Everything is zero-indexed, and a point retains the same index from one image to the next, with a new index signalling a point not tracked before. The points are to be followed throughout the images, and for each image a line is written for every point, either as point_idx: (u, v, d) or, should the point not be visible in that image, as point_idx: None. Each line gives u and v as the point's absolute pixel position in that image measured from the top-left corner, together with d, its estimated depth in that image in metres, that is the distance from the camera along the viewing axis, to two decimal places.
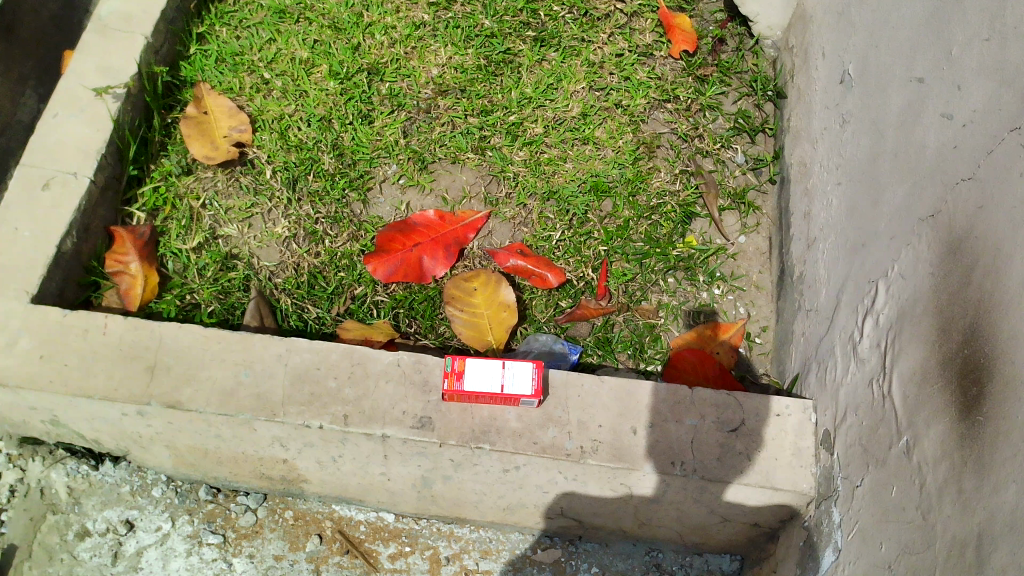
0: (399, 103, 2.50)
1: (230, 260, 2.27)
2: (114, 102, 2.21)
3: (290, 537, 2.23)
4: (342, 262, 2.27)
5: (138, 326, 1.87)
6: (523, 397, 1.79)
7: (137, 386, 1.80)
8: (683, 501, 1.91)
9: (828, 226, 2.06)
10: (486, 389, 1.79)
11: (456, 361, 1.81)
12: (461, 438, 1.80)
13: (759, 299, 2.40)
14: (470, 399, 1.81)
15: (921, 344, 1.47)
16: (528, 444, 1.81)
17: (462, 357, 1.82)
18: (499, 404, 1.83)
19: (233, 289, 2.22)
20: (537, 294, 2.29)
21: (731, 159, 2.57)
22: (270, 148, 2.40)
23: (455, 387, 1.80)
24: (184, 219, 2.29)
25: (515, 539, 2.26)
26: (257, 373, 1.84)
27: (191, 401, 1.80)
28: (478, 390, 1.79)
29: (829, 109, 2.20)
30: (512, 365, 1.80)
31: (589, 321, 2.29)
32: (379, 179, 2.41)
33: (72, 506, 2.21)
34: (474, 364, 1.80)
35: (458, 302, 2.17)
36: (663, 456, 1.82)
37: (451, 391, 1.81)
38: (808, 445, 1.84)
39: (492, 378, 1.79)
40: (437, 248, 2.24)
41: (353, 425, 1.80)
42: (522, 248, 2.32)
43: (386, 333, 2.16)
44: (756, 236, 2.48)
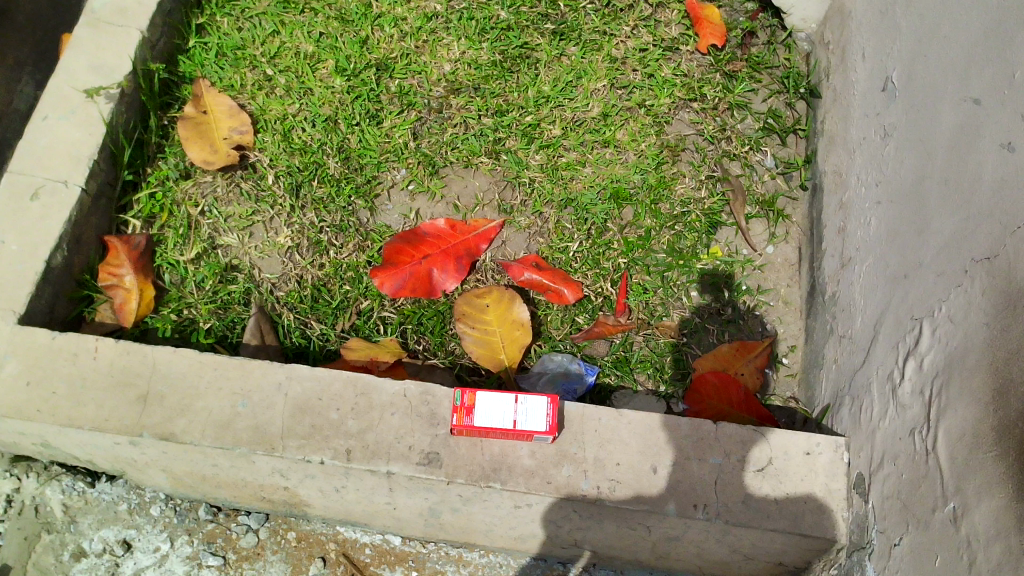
0: (409, 102, 2.34)
1: (230, 272, 2.11)
2: (106, 103, 2.05)
3: (292, 559, 2.18)
4: (347, 275, 2.13)
5: (130, 350, 1.77)
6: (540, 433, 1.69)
7: (130, 415, 1.71)
8: (705, 541, 1.82)
9: (865, 247, 1.93)
10: (500, 422, 1.69)
11: (468, 394, 1.71)
12: (470, 477, 1.71)
13: (787, 315, 2.28)
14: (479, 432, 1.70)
15: (970, 403, 1.35)
16: (541, 483, 1.71)
17: (472, 391, 1.73)
18: (511, 440, 1.73)
19: (233, 304, 2.07)
20: (553, 309, 2.17)
21: (760, 162, 2.45)
22: (272, 151, 2.24)
23: (463, 423, 1.70)
24: (181, 227, 2.13)
25: (525, 564, 2.21)
26: (254, 403, 1.74)
27: (186, 433, 1.70)
28: (488, 427, 1.69)
29: (869, 118, 2.04)
30: (531, 398, 1.70)
31: (607, 339, 2.18)
32: (387, 185, 2.26)
33: (67, 525, 2.14)
34: (489, 398, 1.70)
35: (469, 319, 2.07)
36: (685, 498, 1.72)
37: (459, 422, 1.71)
38: (839, 488, 1.74)
39: (506, 410, 1.69)
40: (447, 261, 2.12)
41: (356, 461, 1.70)
42: (537, 260, 2.20)
43: (393, 353, 2.05)
44: (785, 246, 2.36)
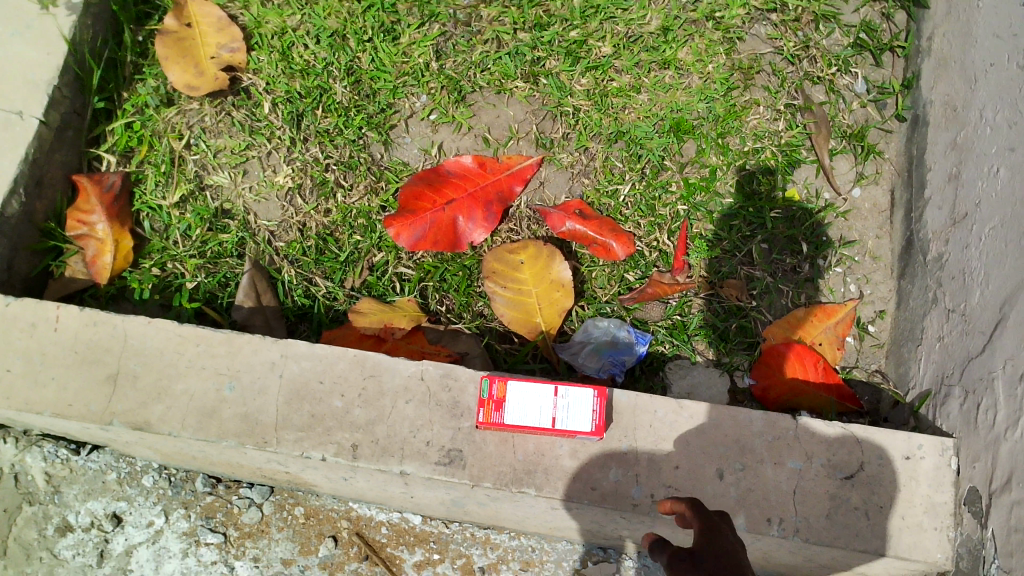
0: (431, 13, 1.96)
1: (220, 218, 1.81)
2: (68, 16, 1.72)
3: (300, 538, 1.94)
4: (357, 222, 1.82)
5: (96, 321, 1.49)
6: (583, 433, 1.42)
7: (97, 400, 1.44)
8: (776, 552, 1.54)
9: (988, 202, 1.56)
10: (535, 419, 1.42)
11: (498, 384, 1.43)
12: (499, 480, 1.42)
13: (875, 274, 1.93)
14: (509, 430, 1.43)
15: None
16: (583, 490, 1.42)
17: (502, 379, 1.45)
18: (548, 437, 1.44)
19: (224, 255, 1.77)
20: (598, 265, 1.85)
21: (849, 87, 2.05)
22: (269, 73, 1.89)
23: (491, 419, 1.42)
24: (163, 164, 1.82)
25: (562, 548, 1.93)
26: (244, 387, 1.46)
27: (163, 422, 1.43)
28: (522, 424, 1.42)
29: (999, 37, 1.63)
30: (574, 390, 1.43)
31: (662, 301, 1.84)
32: (404, 114, 1.91)
33: (51, 496, 1.93)
34: (523, 389, 1.43)
35: (501, 278, 1.75)
36: (757, 510, 1.44)
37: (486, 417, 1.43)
38: (945, 501, 1.44)
39: (543, 404, 1.42)
40: (475, 206, 1.78)
41: (364, 459, 1.43)
42: (580, 207, 1.86)
43: (411, 319, 1.74)
44: (875, 190, 1.99)
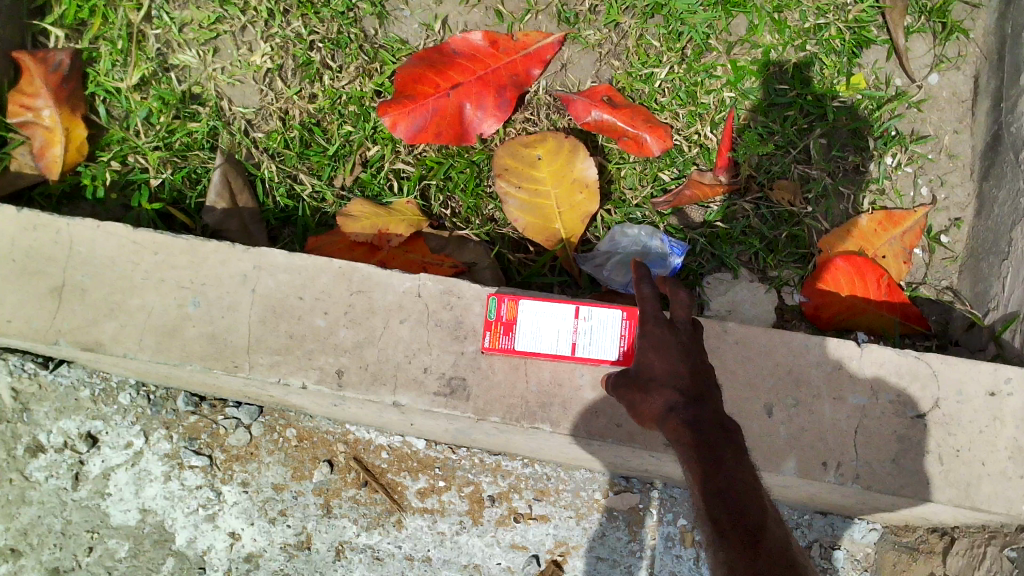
0: None
1: (190, 104, 1.55)
2: None
3: (293, 462, 1.73)
4: (348, 110, 1.56)
5: (37, 224, 1.26)
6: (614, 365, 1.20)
7: (40, 315, 1.23)
8: (828, 496, 1.33)
9: None
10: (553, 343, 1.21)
11: (509, 303, 1.22)
12: (508, 414, 1.21)
13: (952, 175, 1.66)
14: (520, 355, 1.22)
15: None
16: (608, 427, 1.21)
17: (513, 298, 1.23)
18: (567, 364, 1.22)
19: (195, 148, 1.53)
20: (629, 162, 1.60)
21: None
22: None
23: (499, 345, 1.21)
24: (119, 39, 1.55)
25: (580, 477, 1.71)
26: (210, 303, 1.24)
27: (117, 342, 1.23)
28: (534, 350, 1.21)
29: None
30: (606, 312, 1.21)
31: (701, 205, 1.59)
32: None
33: (20, 415, 1.73)
34: (540, 307, 1.21)
35: (513, 176, 1.49)
36: (811, 452, 1.22)
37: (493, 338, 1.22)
38: None
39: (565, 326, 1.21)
40: (485, 91, 1.51)
41: (351, 388, 1.21)
42: (608, 93, 1.59)
43: (411, 225, 1.50)
44: (956, 76, 1.70)
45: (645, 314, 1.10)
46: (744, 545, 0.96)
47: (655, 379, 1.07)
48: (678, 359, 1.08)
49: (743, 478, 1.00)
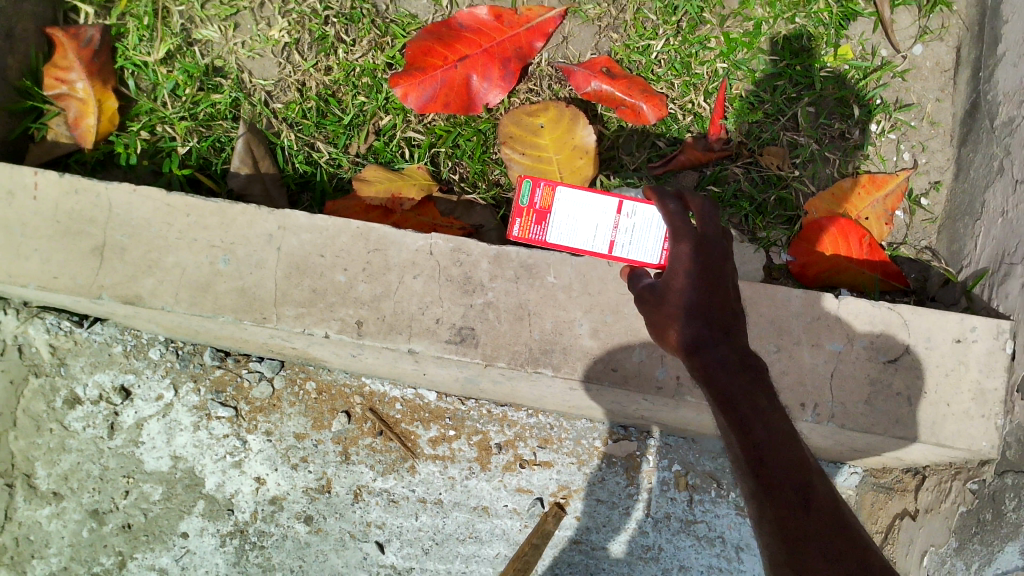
0: None
1: (212, 76, 1.65)
2: None
3: (313, 413, 1.85)
4: (362, 82, 1.66)
5: (79, 188, 1.36)
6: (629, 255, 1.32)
7: (84, 272, 1.34)
8: (807, 436, 1.45)
9: None
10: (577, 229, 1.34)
11: (541, 191, 1.35)
12: (514, 360, 1.33)
13: (933, 141, 1.75)
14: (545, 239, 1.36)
15: None
16: (605, 371, 1.33)
17: (547, 186, 1.35)
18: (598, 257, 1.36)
19: (218, 118, 1.62)
20: (626, 130, 1.70)
21: None
22: None
23: (529, 229, 1.36)
24: (146, 15, 1.63)
25: (582, 426, 1.83)
26: (239, 260, 1.35)
27: (155, 297, 1.34)
28: (563, 238, 1.35)
29: None
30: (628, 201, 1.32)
31: (697, 170, 1.71)
32: None
33: (57, 368, 1.85)
34: (570, 195, 1.34)
35: (517, 143, 1.60)
36: (790, 393, 1.33)
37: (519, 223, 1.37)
38: (995, 388, 1.32)
39: (591, 213, 1.33)
40: (491, 64, 1.61)
41: (369, 337, 1.33)
42: (607, 65, 1.69)
43: (421, 188, 1.61)
44: (938, 47, 1.78)
45: (674, 225, 1.14)
46: (792, 500, 1.00)
47: (676, 298, 1.09)
48: (705, 280, 1.09)
49: (780, 433, 1.03)
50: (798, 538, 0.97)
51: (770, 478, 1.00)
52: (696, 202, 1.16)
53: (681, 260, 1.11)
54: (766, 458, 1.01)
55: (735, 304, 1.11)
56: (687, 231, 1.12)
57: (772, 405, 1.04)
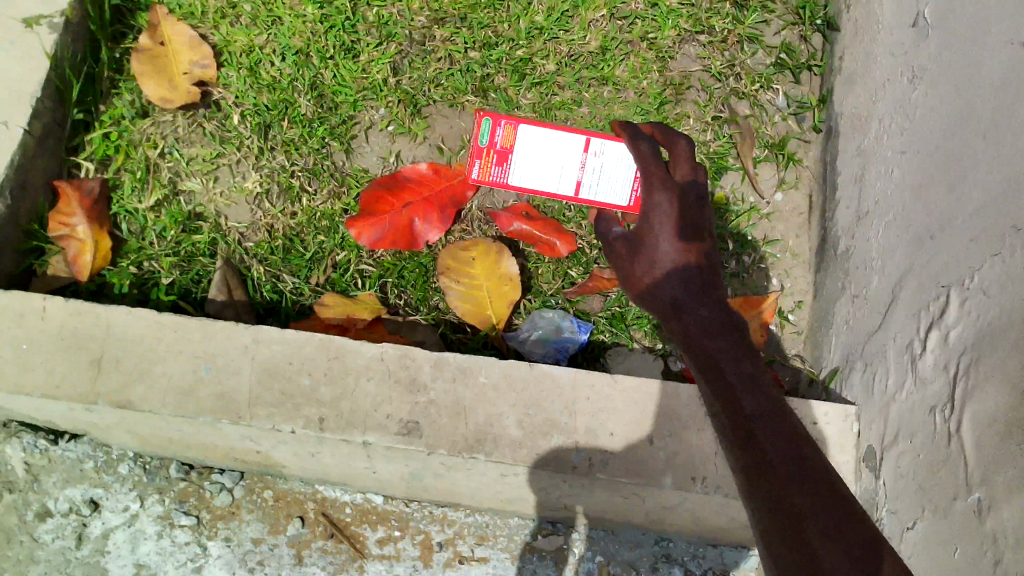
0: (388, 33, 2.09)
1: (194, 220, 1.95)
2: (49, 34, 1.83)
3: (269, 519, 2.03)
4: (322, 224, 1.97)
5: (81, 311, 1.61)
6: (584, 187, 1.81)
7: (83, 382, 1.57)
8: (703, 511, 1.71)
9: (885, 200, 1.75)
10: (537, 164, 1.83)
11: (502, 133, 1.83)
12: (453, 447, 1.58)
13: (795, 269, 2.14)
14: (506, 176, 1.85)
15: (1004, 386, 1.21)
16: (529, 455, 1.59)
17: (508, 126, 1.83)
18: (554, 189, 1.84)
19: (198, 254, 1.91)
20: (544, 261, 2.02)
21: (771, 102, 2.23)
22: (237, 86, 2.02)
23: (492, 166, 1.85)
24: (139, 171, 1.95)
25: (514, 523, 2.04)
26: (219, 369, 1.60)
27: (145, 401, 1.57)
28: (519, 165, 1.84)
29: (895, 55, 1.82)
30: (581, 137, 1.79)
31: (603, 295, 2.02)
32: (364, 126, 2.06)
33: (31, 484, 1.99)
34: (525, 133, 1.82)
35: (453, 273, 1.91)
36: (682, 470, 1.61)
37: (482, 165, 1.86)
38: (847, 460, 1.62)
39: (546, 150, 1.82)
40: (430, 209, 1.94)
41: (330, 431, 1.58)
42: (526, 209, 2.02)
43: (372, 311, 1.90)
44: (794, 194, 2.20)
45: (656, 171, 1.39)
46: (787, 468, 1.11)
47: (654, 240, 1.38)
48: (684, 228, 1.36)
49: (773, 423, 1.17)
50: (794, 518, 1.06)
51: (765, 455, 1.13)
52: (677, 147, 1.44)
53: (657, 209, 1.37)
54: (758, 433, 1.17)
55: (712, 264, 1.38)
56: (669, 183, 1.38)
57: (756, 391, 1.22)
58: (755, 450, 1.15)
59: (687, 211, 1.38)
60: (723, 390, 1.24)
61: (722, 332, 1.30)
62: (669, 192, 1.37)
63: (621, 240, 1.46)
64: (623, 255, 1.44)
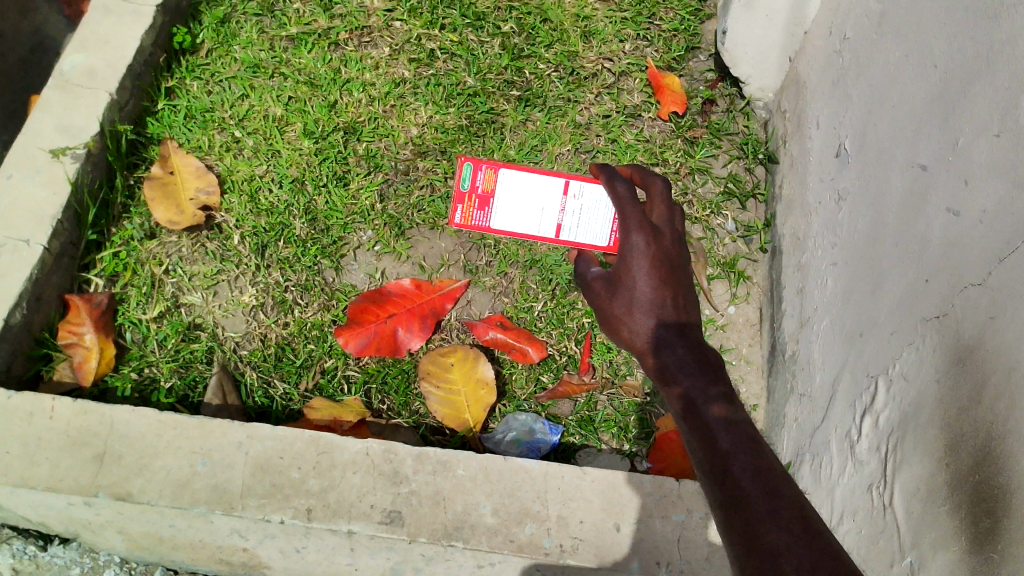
0: (376, 165, 2.33)
1: (193, 330, 2.12)
2: (72, 163, 2.05)
3: None
4: (312, 334, 2.13)
5: (88, 410, 1.74)
6: (564, 229, 2.03)
7: (85, 475, 1.68)
8: None
9: (822, 307, 1.95)
10: (517, 208, 2.04)
11: (482, 179, 2.04)
12: (432, 535, 1.68)
13: (749, 375, 2.32)
14: (486, 217, 2.05)
15: (925, 457, 1.36)
16: (504, 542, 1.69)
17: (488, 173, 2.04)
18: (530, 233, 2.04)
19: (195, 361, 2.07)
20: (517, 368, 2.19)
21: (721, 226, 2.46)
22: (238, 210, 2.24)
23: (470, 207, 2.04)
24: (144, 286, 2.13)
25: None
26: (214, 462, 1.71)
27: (143, 493, 1.67)
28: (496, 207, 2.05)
29: (824, 182, 2.07)
30: (560, 183, 2.03)
31: (572, 399, 2.18)
32: (353, 246, 2.27)
33: None
34: (505, 176, 2.03)
35: (433, 378, 2.07)
36: (648, 555, 1.71)
37: (466, 209, 2.05)
38: None
39: (525, 194, 2.03)
40: (413, 320, 2.12)
41: (317, 520, 1.68)
42: (502, 320, 2.21)
43: (357, 412, 2.03)
44: (746, 307, 2.40)
45: (631, 215, 1.59)
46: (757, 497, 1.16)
47: (629, 279, 1.54)
48: (656, 266, 1.53)
49: (747, 456, 1.22)
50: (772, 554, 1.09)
51: (741, 489, 1.18)
52: (655, 191, 1.66)
53: (633, 249, 1.54)
54: (733, 468, 1.21)
55: (684, 299, 1.52)
56: (642, 225, 1.56)
57: (730, 425, 1.28)
58: (731, 483, 1.19)
59: (659, 252, 1.54)
60: (699, 426, 1.30)
61: (696, 369, 1.38)
62: (643, 232, 1.55)
63: (601, 280, 1.63)
64: (603, 295, 1.61)
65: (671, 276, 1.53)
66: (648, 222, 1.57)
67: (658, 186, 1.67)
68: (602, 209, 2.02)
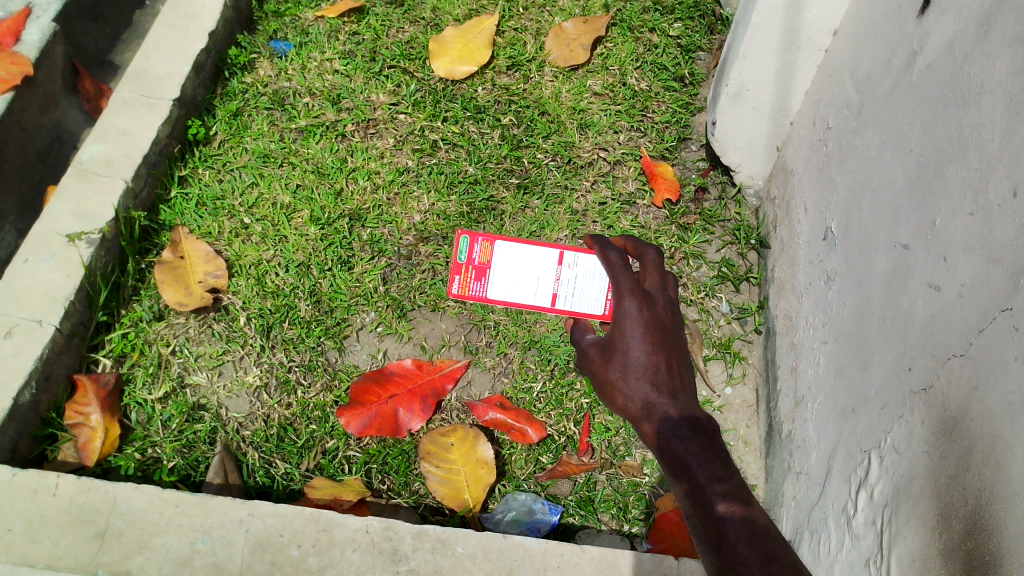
0: (379, 249, 2.41)
1: (197, 411, 2.15)
2: (87, 248, 2.13)
3: None
4: (314, 413, 2.17)
5: (91, 488, 1.76)
6: (560, 298, 2.09)
7: (86, 552, 1.69)
8: None
9: (816, 384, 1.99)
10: (513, 278, 2.13)
11: (477, 250, 2.15)
12: None
13: (747, 455, 2.34)
14: (482, 288, 2.17)
15: (918, 528, 1.37)
16: None
17: (482, 244, 2.15)
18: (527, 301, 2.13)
19: (197, 442, 2.10)
20: (517, 448, 2.20)
21: (716, 308, 2.51)
22: (245, 293, 2.31)
23: (466, 278, 2.17)
24: (151, 366, 2.18)
25: None
26: (214, 540, 1.72)
27: (142, 570, 1.68)
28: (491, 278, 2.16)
29: (813, 264, 2.14)
30: (555, 254, 2.09)
31: (571, 478, 2.19)
32: (356, 327, 2.32)
33: None
34: (499, 249, 2.14)
35: (433, 458, 2.09)
36: None
37: (463, 279, 2.19)
38: None
39: (521, 266, 2.12)
40: (413, 400, 2.15)
41: None
42: (501, 400, 2.24)
43: (357, 492, 2.05)
44: (743, 387, 2.43)
45: (623, 283, 1.64)
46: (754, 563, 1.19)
47: (623, 345, 1.59)
48: (649, 332, 1.57)
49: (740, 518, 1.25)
50: None
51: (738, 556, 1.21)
52: (649, 263, 1.72)
53: (627, 315, 1.59)
54: (728, 534, 1.24)
55: (677, 363, 1.57)
56: (635, 293, 1.62)
57: (723, 488, 1.30)
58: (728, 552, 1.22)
59: (651, 318, 1.60)
60: (694, 492, 1.32)
61: (690, 432, 1.41)
62: (636, 299, 1.60)
63: (596, 346, 1.68)
64: (598, 360, 1.65)
65: (664, 341, 1.58)
66: (640, 289, 1.63)
67: (650, 256, 1.73)
68: (595, 278, 2.07)
